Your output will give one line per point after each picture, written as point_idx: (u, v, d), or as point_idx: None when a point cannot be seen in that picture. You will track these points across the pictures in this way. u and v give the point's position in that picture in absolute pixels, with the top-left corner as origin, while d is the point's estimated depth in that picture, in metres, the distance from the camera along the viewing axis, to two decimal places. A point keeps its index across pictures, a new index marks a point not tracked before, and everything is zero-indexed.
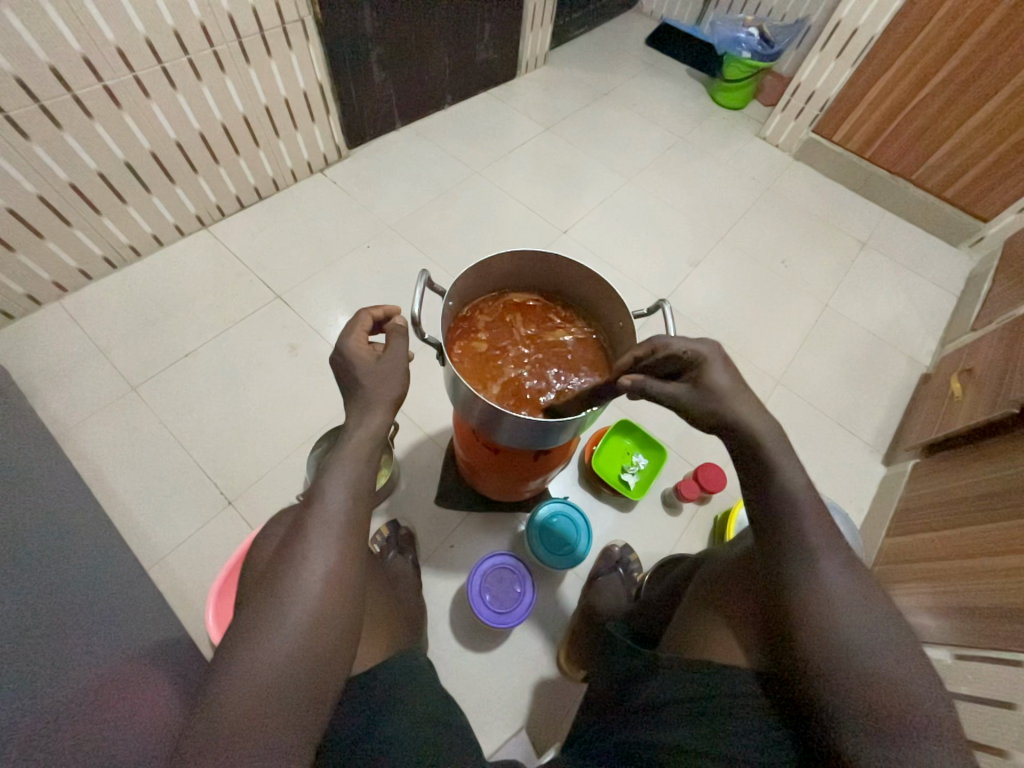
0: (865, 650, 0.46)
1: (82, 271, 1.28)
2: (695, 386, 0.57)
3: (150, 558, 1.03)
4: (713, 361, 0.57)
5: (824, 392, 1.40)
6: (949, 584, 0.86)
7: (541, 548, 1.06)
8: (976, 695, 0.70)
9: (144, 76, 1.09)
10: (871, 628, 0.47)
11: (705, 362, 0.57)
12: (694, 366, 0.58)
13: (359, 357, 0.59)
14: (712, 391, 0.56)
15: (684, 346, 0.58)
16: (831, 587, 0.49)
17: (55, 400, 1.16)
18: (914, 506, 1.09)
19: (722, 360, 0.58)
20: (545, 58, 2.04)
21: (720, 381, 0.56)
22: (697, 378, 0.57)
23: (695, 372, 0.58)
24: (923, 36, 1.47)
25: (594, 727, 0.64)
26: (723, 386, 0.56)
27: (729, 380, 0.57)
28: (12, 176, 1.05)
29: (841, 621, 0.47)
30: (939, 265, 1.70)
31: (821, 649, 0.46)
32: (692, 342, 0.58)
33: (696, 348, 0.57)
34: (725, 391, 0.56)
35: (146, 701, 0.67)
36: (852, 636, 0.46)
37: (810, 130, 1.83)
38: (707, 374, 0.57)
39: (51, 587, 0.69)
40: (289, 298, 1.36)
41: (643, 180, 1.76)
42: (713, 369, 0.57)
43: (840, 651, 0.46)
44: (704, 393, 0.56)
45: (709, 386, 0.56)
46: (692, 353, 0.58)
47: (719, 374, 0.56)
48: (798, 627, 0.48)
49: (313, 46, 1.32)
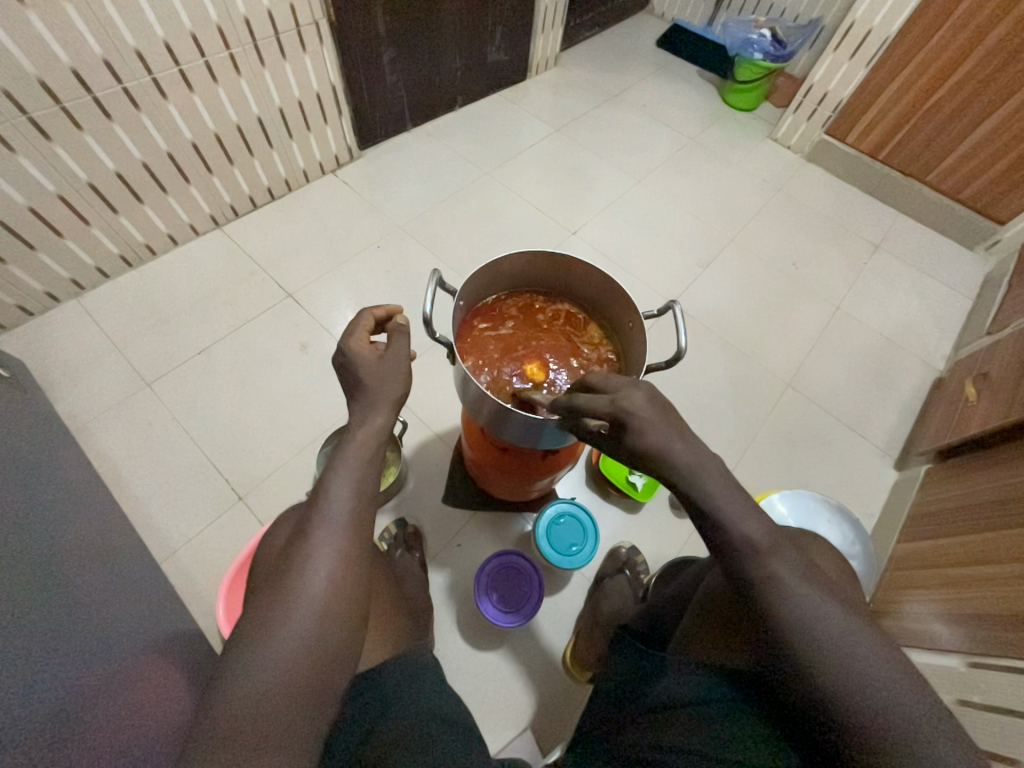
0: (848, 660, 0.43)
1: (98, 269, 1.30)
2: (623, 448, 0.53)
3: (162, 551, 1.04)
4: (633, 421, 0.50)
5: (835, 396, 1.38)
6: (962, 591, 0.85)
7: (548, 549, 1.05)
8: (991, 705, 0.69)
9: (161, 78, 1.11)
10: (852, 635, 0.44)
11: (626, 426, 0.51)
12: (617, 425, 0.52)
13: (361, 356, 0.60)
14: (639, 453, 0.51)
15: (603, 403, 0.53)
16: (809, 598, 0.46)
17: (71, 395, 1.18)
18: (928, 513, 1.07)
19: (648, 414, 0.50)
20: (555, 59, 2.04)
21: (641, 443, 0.50)
22: (621, 440, 0.52)
23: (620, 434, 0.52)
24: (939, 37, 1.45)
25: (598, 731, 0.65)
26: (650, 449, 0.50)
27: (660, 437, 0.49)
28: (33, 176, 1.08)
29: (822, 635, 0.44)
30: (953, 268, 1.67)
31: (800, 661, 0.45)
32: (607, 407, 0.52)
33: (610, 417, 0.52)
34: (651, 453, 0.50)
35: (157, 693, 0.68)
36: (836, 648, 0.44)
37: (822, 132, 1.82)
38: (631, 440, 0.51)
39: (69, 580, 0.70)
40: (301, 297, 1.38)
41: (653, 181, 1.75)
42: (637, 431, 0.50)
43: (821, 665, 0.44)
44: (632, 453, 0.52)
45: (632, 449, 0.51)
46: (610, 416, 0.52)
47: (641, 439, 0.50)
48: (774, 643, 0.46)
49: (326, 49, 1.34)
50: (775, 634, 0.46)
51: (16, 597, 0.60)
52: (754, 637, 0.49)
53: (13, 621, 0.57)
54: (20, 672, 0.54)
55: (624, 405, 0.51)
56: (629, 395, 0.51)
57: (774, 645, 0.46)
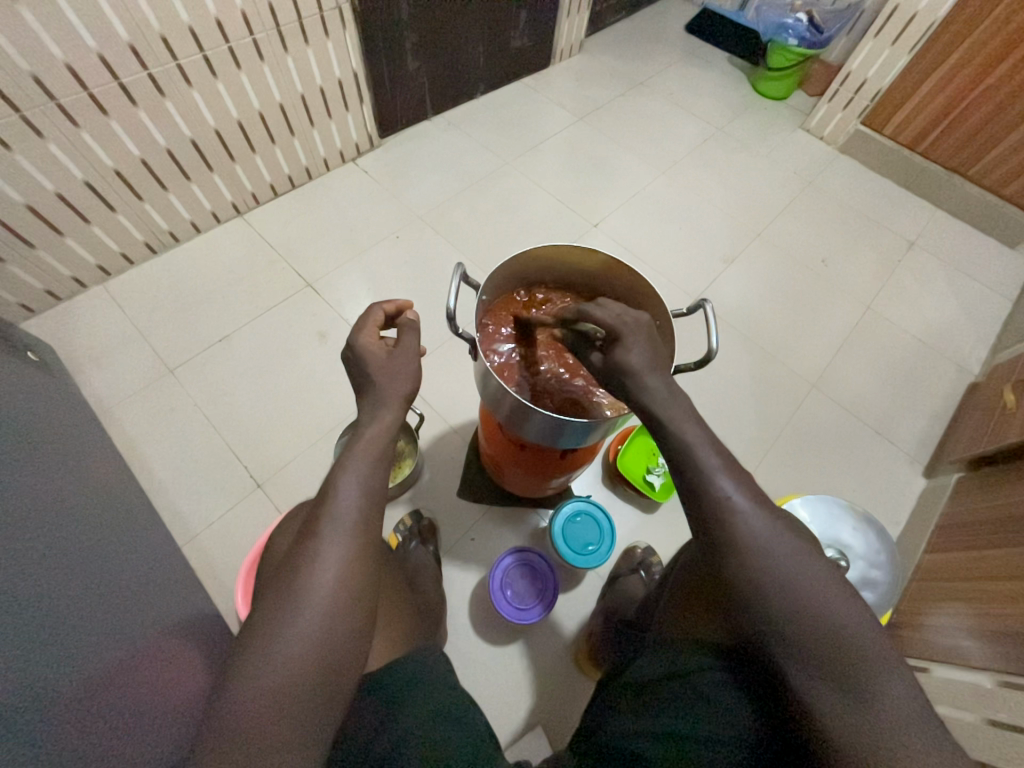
0: (819, 617, 0.44)
1: (123, 255, 1.32)
2: (605, 361, 0.54)
3: (184, 535, 1.06)
4: (627, 334, 0.52)
5: (862, 399, 1.34)
6: (993, 606, 0.81)
7: (564, 548, 1.03)
8: (1019, 725, 0.68)
9: (186, 64, 1.11)
10: (823, 595, 0.45)
11: (618, 337, 0.52)
12: (611, 339, 0.54)
13: (371, 351, 0.59)
14: (616, 368, 0.52)
15: (603, 311, 0.54)
16: (788, 565, 0.46)
17: (98, 379, 1.20)
18: (960, 522, 1.03)
19: (638, 334, 0.52)
20: (580, 46, 1.99)
21: (621, 358, 0.52)
22: (607, 352, 0.54)
23: (608, 346, 0.54)
24: (990, 23, 1.38)
25: (589, 719, 0.64)
26: (630, 364, 0.51)
27: (645, 355, 0.51)
28: (61, 161, 1.09)
29: (796, 599, 0.45)
30: (993, 267, 1.60)
31: (773, 625, 0.45)
32: (611, 318, 0.53)
33: (606, 325, 0.53)
34: (626, 372, 0.52)
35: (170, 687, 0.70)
36: (807, 607, 0.44)
37: (858, 122, 1.74)
38: (615, 353, 0.52)
39: (95, 564, 0.71)
40: (320, 287, 1.38)
41: (679, 173, 1.70)
42: (626, 344, 0.52)
43: (807, 647, 0.43)
44: (610, 369, 0.53)
45: (614, 362, 0.53)
46: (606, 326, 0.54)
47: (625, 354, 0.51)
48: (757, 630, 0.46)
49: (349, 34, 1.32)
50: (756, 618, 0.46)
51: (46, 578, 0.61)
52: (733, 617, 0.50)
53: (41, 605, 0.58)
54: (38, 652, 0.54)
55: (623, 319, 0.53)
56: (630, 316, 0.54)
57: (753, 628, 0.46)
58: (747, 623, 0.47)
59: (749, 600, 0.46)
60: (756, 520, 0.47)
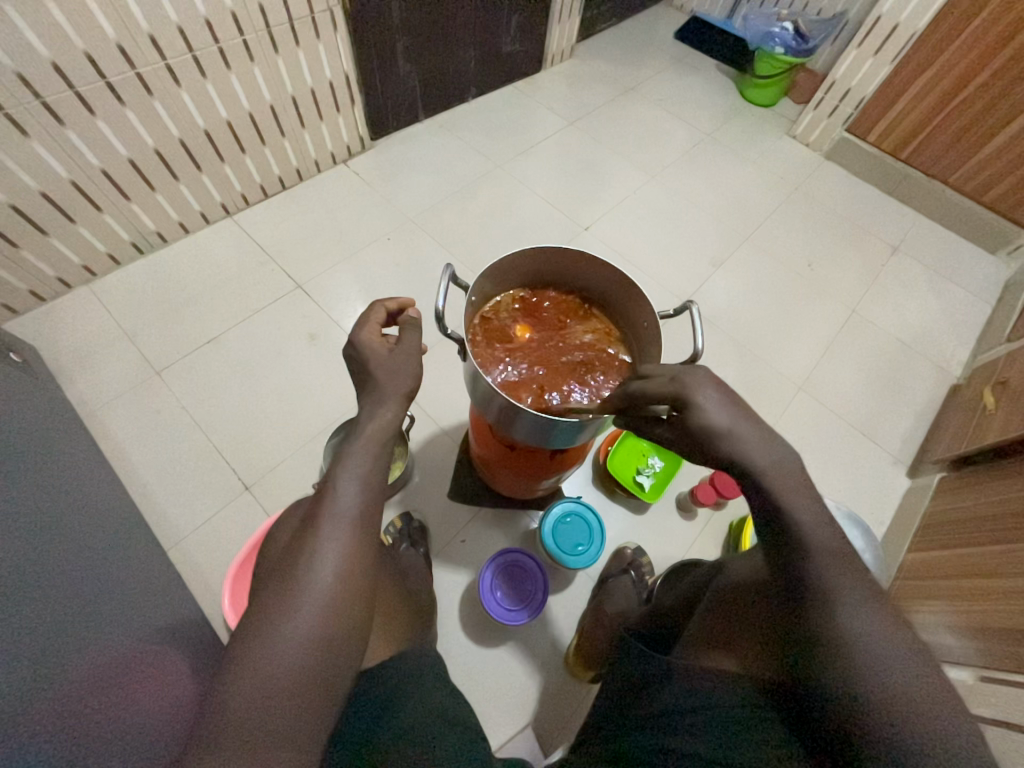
0: (891, 674, 0.43)
1: (110, 255, 1.30)
2: (685, 431, 0.54)
3: (170, 539, 1.05)
4: (699, 397, 0.52)
5: (846, 400, 1.36)
6: (976, 602, 0.83)
7: (554, 548, 1.04)
8: (995, 718, 0.69)
9: (175, 64, 1.10)
10: (898, 656, 0.43)
11: (689, 403, 0.52)
12: (678, 406, 0.54)
13: (372, 346, 0.60)
14: (701, 435, 0.53)
15: (665, 382, 0.55)
16: (857, 611, 0.45)
17: (83, 380, 1.19)
18: (939, 522, 1.06)
19: (709, 394, 0.52)
20: (571, 51, 2.01)
21: (703, 424, 0.52)
22: (683, 419, 0.54)
23: (681, 413, 0.54)
24: (969, 33, 1.41)
25: (605, 727, 0.65)
26: (716, 426, 0.51)
27: (724, 414, 0.52)
28: (45, 159, 1.07)
29: (866, 648, 0.44)
30: (973, 272, 1.64)
31: (840, 669, 0.44)
32: (668, 386, 0.54)
33: (671, 396, 0.54)
34: (711, 434, 0.52)
35: (159, 692, 0.69)
36: (877, 659, 0.43)
37: (843, 129, 1.77)
38: (693, 418, 0.52)
39: (79, 568, 0.70)
40: (310, 288, 1.37)
41: (668, 178, 1.72)
42: (699, 406, 0.52)
43: (873, 700, 0.42)
44: (694, 436, 0.53)
45: (696, 429, 0.53)
46: (673, 395, 0.54)
47: (703, 419, 0.52)
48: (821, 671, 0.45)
49: (340, 35, 1.32)
50: (824, 658, 0.45)
51: (27, 582, 0.60)
52: (787, 641, 0.50)
53: (27, 609, 0.57)
54: (23, 655, 0.53)
55: (687, 383, 0.53)
56: (690, 374, 0.54)
57: (808, 652, 0.47)
58: (812, 663, 0.46)
59: (820, 637, 0.46)
60: (817, 531, 0.49)
